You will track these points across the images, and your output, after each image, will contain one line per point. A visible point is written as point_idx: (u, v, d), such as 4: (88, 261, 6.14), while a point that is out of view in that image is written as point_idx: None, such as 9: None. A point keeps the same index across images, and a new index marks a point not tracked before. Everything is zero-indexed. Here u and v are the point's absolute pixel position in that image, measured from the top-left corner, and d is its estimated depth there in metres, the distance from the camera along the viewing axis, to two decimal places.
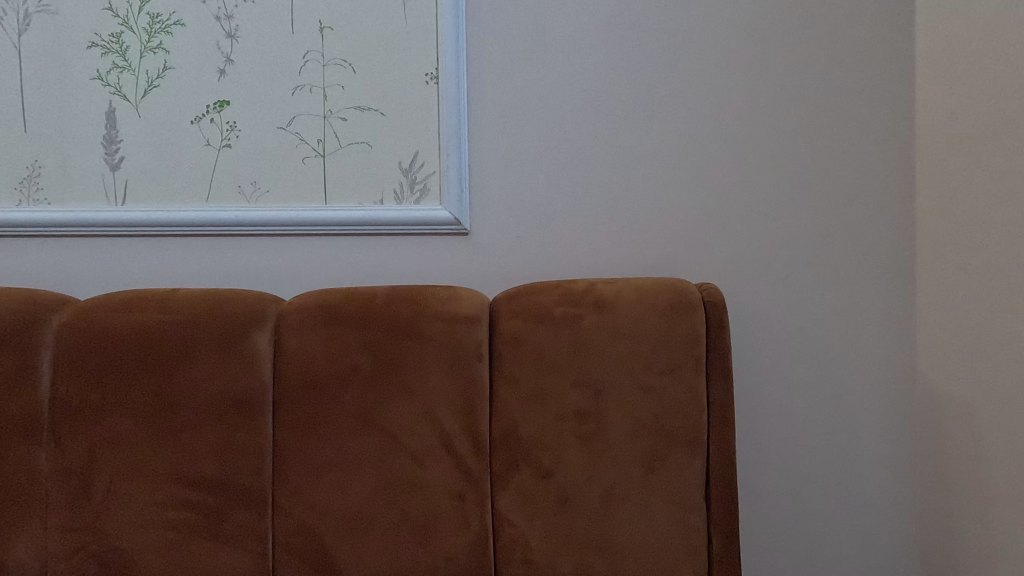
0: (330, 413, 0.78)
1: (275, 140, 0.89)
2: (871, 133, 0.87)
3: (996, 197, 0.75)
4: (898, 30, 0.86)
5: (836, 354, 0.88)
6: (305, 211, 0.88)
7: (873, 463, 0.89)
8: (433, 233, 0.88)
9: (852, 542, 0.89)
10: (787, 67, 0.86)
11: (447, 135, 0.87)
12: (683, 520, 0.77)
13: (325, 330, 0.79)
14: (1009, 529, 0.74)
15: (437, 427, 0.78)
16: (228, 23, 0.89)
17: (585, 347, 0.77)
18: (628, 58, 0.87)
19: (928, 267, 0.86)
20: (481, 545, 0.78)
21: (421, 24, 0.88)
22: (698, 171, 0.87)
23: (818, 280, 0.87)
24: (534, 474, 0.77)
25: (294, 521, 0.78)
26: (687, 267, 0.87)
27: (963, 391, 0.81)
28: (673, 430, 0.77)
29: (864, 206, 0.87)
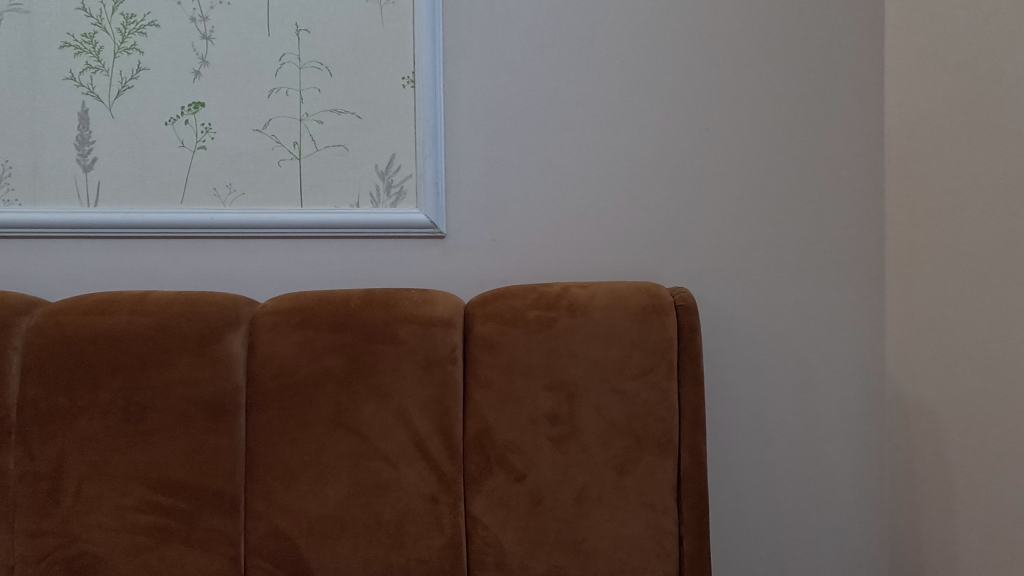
0: (303, 416, 0.78)
1: (250, 142, 0.89)
2: (842, 140, 0.88)
3: (962, 205, 0.77)
4: (869, 39, 0.87)
5: (808, 359, 0.89)
6: (281, 214, 0.88)
7: (842, 466, 0.90)
8: (410, 236, 0.88)
9: (823, 542, 0.90)
10: (761, 74, 0.87)
11: (424, 139, 0.87)
12: (654, 522, 0.78)
13: (298, 333, 0.79)
14: (975, 530, 0.76)
15: (410, 430, 0.78)
16: (204, 24, 0.88)
17: (558, 351, 0.78)
18: (603, 63, 0.87)
19: (897, 273, 0.88)
20: (455, 547, 0.78)
21: (398, 28, 0.88)
22: (672, 176, 0.88)
23: (789, 284, 0.89)
24: (508, 477, 0.78)
25: (266, 525, 0.78)
26: (661, 271, 0.88)
27: (930, 394, 0.82)
28: (645, 432, 0.78)
29: (835, 211, 0.88)
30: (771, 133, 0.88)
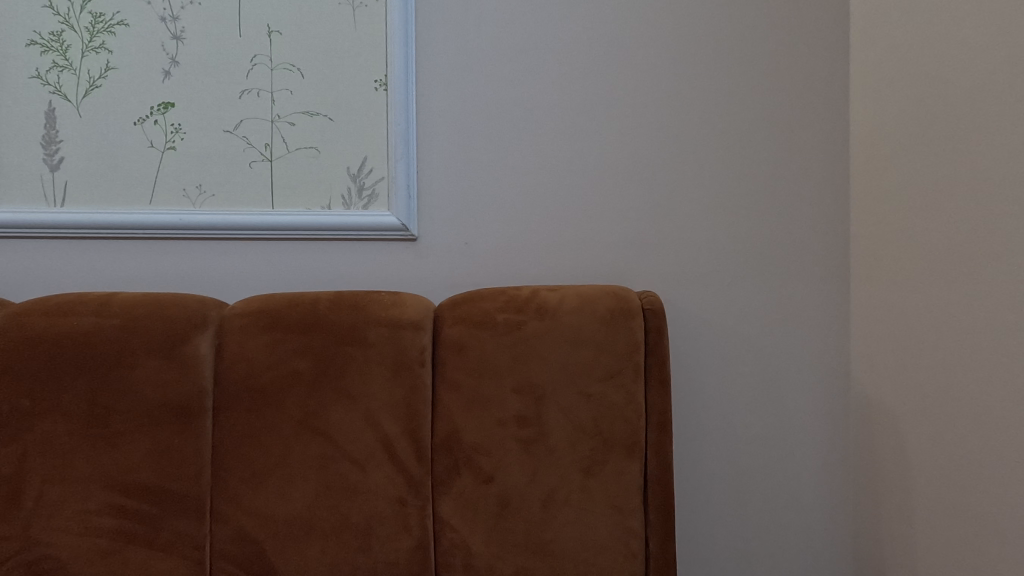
0: (271, 418, 0.78)
1: (221, 144, 0.88)
2: (808, 146, 0.90)
3: (920, 213, 0.78)
4: (834, 49, 0.89)
5: (774, 361, 0.91)
6: (252, 216, 0.88)
7: (807, 467, 0.92)
8: (382, 239, 0.89)
9: (789, 543, 0.92)
10: (729, 81, 0.89)
11: (396, 142, 0.88)
12: (621, 523, 0.79)
13: (266, 335, 0.79)
14: (933, 530, 0.77)
15: (378, 432, 0.78)
16: (174, 24, 0.88)
17: (526, 353, 0.78)
18: (575, 69, 0.88)
19: (861, 278, 0.89)
20: (423, 549, 0.78)
21: (370, 31, 0.88)
22: (642, 181, 0.89)
23: (757, 288, 0.90)
24: (476, 479, 0.78)
25: (232, 528, 0.78)
26: (630, 275, 0.89)
27: (891, 397, 0.84)
28: (612, 435, 0.79)
29: (801, 217, 0.90)
30: (738, 139, 0.89)
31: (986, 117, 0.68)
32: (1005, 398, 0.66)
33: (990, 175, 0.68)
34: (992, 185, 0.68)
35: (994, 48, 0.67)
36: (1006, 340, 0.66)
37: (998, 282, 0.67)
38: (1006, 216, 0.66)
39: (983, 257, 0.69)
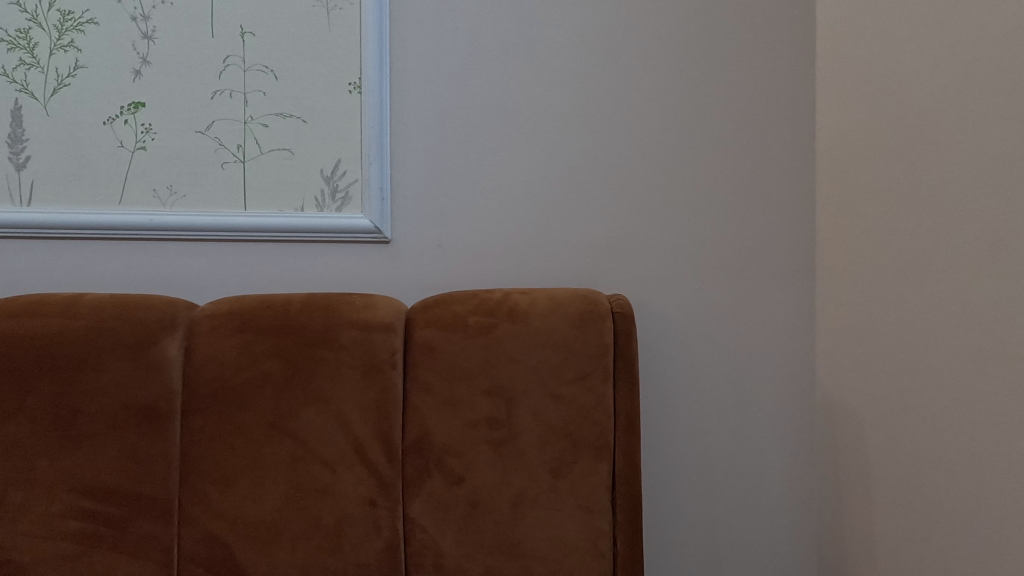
0: (240, 420, 0.78)
1: (192, 144, 0.88)
2: (775, 153, 0.92)
3: (874, 219, 0.80)
4: (801, 58, 0.91)
5: (741, 364, 0.93)
6: (224, 217, 0.87)
7: (774, 467, 0.94)
8: (355, 241, 0.89)
9: (755, 541, 0.94)
10: (698, 88, 0.90)
11: (369, 144, 0.88)
12: (589, 523, 0.80)
13: (237, 337, 0.79)
14: (890, 528, 0.79)
15: (349, 434, 0.79)
16: (145, 23, 0.87)
17: (497, 356, 0.79)
18: (547, 75, 0.89)
19: (825, 282, 0.91)
20: (393, 550, 0.79)
21: (345, 33, 0.88)
22: (614, 186, 0.90)
23: (725, 292, 0.92)
24: (446, 480, 0.79)
25: (200, 530, 0.77)
26: (602, 278, 0.91)
27: (851, 399, 0.86)
28: (581, 436, 0.80)
29: (768, 222, 0.92)
30: (707, 146, 0.91)
31: (933, 128, 0.70)
32: (952, 401, 0.68)
33: (937, 184, 0.70)
34: (937, 193, 0.70)
35: (941, 61, 0.69)
36: (951, 344, 0.68)
37: (946, 287, 0.69)
38: (951, 224, 0.68)
39: (932, 264, 0.71)
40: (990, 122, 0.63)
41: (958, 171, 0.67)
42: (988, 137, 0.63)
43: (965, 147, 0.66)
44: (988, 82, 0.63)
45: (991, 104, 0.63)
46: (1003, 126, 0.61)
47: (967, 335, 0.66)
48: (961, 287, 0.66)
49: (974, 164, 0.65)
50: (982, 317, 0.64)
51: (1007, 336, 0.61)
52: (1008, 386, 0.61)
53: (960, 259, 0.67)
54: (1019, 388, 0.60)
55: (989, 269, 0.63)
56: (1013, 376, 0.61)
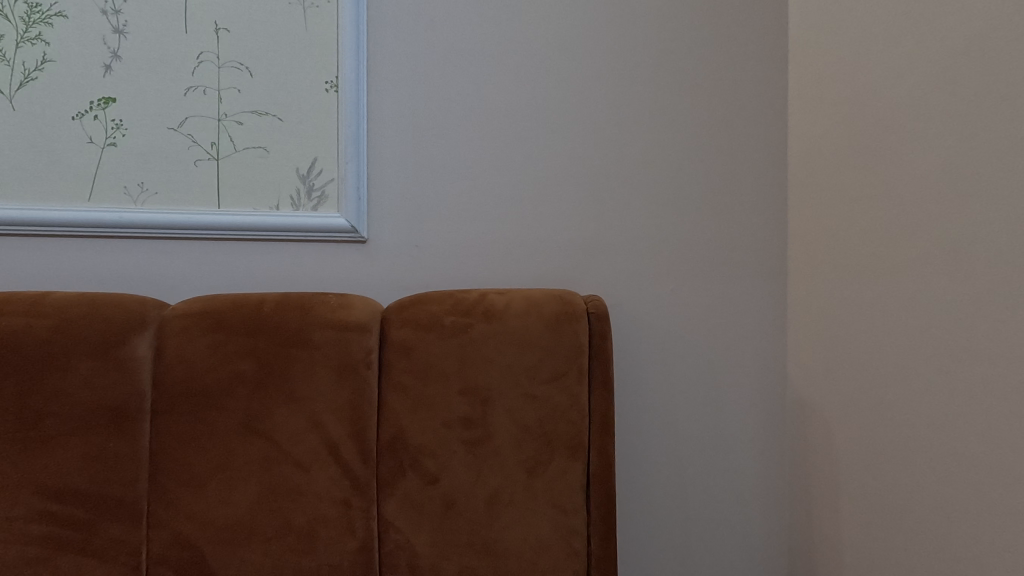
0: (211, 421, 0.77)
1: (165, 141, 0.87)
2: (749, 157, 0.93)
3: (842, 223, 0.82)
4: (773, 64, 0.93)
5: (714, 364, 0.94)
6: (197, 215, 0.86)
7: (746, 465, 0.95)
8: (331, 241, 0.88)
9: (728, 538, 0.95)
10: (674, 92, 0.92)
11: (346, 143, 0.88)
12: (564, 522, 0.80)
13: (209, 336, 0.78)
14: (855, 525, 0.81)
15: (323, 434, 0.78)
16: (116, 18, 0.86)
17: (473, 356, 0.79)
18: (525, 77, 0.90)
19: (796, 284, 0.93)
20: (366, 550, 0.78)
21: (321, 32, 0.88)
22: (590, 188, 0.91)
23: (699, 293, 0.93)
24: (421, 480, 0.79)
25: (170, 532, 0.76)
26: (578, 278, 0.91)
27: (819, 399, 0.88)
28: (556, 436, 0.80)
29: (741, 224, 0.93)
30: (682, 149, 0.92)
31: (897, 133, 0.71)
32: (911, 400, 0.70)
33: (900, 188, 0.71)
34: (897, 198, 0.71)
35: (904, 69, 0.70)
36: (911, 344, 0.70)
37: (906, 289, 0.70)
38: (912, 228, 0.69)
39: (893, 266, 0.72)
40: (949, 128, 0.64)
41: (918, 176, 0.68)
42: (946, 143, 0.64)
43: (925, 152, 0.67)
44: (945, 89, 0.64)
45: (950, 111, 0.64)
46: (960, 132, 0.63)
47: (926, 336, 0.67)
48: (921, 289, 0.68)
49: (933, 169, 0.66)
50: (938, 319, 0.66)
51: (963, 337, 0.63)
52: (965, 387, 0.62)
53: (920, 262, 0.68)
54: (972, 388, 0.62)
55: (948, 273, 0.64)
56: (969, 376, 0.62)
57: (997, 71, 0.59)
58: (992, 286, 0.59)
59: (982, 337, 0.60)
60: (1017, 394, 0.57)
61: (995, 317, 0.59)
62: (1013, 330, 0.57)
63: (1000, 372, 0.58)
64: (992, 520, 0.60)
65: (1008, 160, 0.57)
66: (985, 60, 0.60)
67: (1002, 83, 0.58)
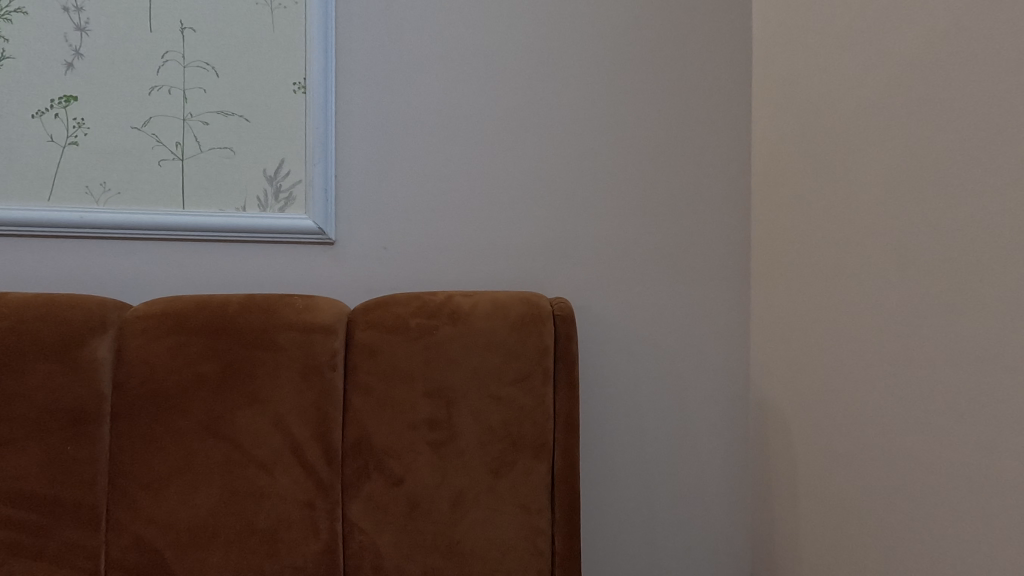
0: (173, 422, 0.77)
1: (128, 141, 0.86)
2: (713, 161, 0.95)
3: (797, 227, 0.83)
4: (737, 71, 0.95)
5: (679, 366, 0.96)
6: (161, 215, 0.86)
7: (710, 465, 0.97)
8: (298, 242, 0.88)
9: (692, 537, 0.97)
10: (638, 97, 0.93)
11: (313, 145, 0.88)
12: (528, 522, 0.81)
13: (170, 338, 0.77)
14: (807, 524, 0.82)
15: (287, 435, 0.78)
16: (78, 15, 0.85)
17: (438, 357, 0.80)
18: (491, 80, 0.91)
19: (758, 287, 0.95)
20: (331, 552, 0.78)
21: (289, 32, 0.88)
22: (558, 192, 0.92)
23: (663, 295, 0.95)
24: (385, 482, 0.79)
25: (129, 536, 0.76)
26: (544, 281, 0.92)
27: (778, 400, 0.90)
28: (520, 436, 0.81)
29: (705, 228, 0.95)
30: (647, 154, 0.94)
31: (839, 139, 0.73)
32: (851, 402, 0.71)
33: (840, 193, 0.72)
34: (838, 202, 0.73)
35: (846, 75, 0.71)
36: (850, 346, 0.71)
37: (844, 292, 0.72)
38: (850, 232, 0.70)
39: (836, 270, 0.74)
40: (882, 132, 0.65)
41: (856, 180, 0.69)
42: (879, 147, 0.65)
43: (861, 156, 0.68)
44: (877, 96, 0.65)
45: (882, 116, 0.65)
46: (891, 134, 0.63)
47: (862, 338, 0.69)
48: (858, 292, 0.69)
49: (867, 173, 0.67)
50: (871, 322, 0.67)
51: (892, 340, 0.64)
52: (894, 388, 0.63)
53: (857, 266, 0.69)
54: (899, 388, 0.63)
55: (879, 277, 0.65)
56: (897, 378, 0.63)
57: (922, 75, 0.59)
58: (919, 289, 0.60)
59: (907, 338, 0.61)
60: (937, 394, 0.58)
61: (918, 320, 0.60)
62: (936, 332, 0.58)
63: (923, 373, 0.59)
64: (917, 519, 0.61)
65: (932, 164, 0.58)
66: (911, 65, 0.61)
67: (922, 89, 0.59)
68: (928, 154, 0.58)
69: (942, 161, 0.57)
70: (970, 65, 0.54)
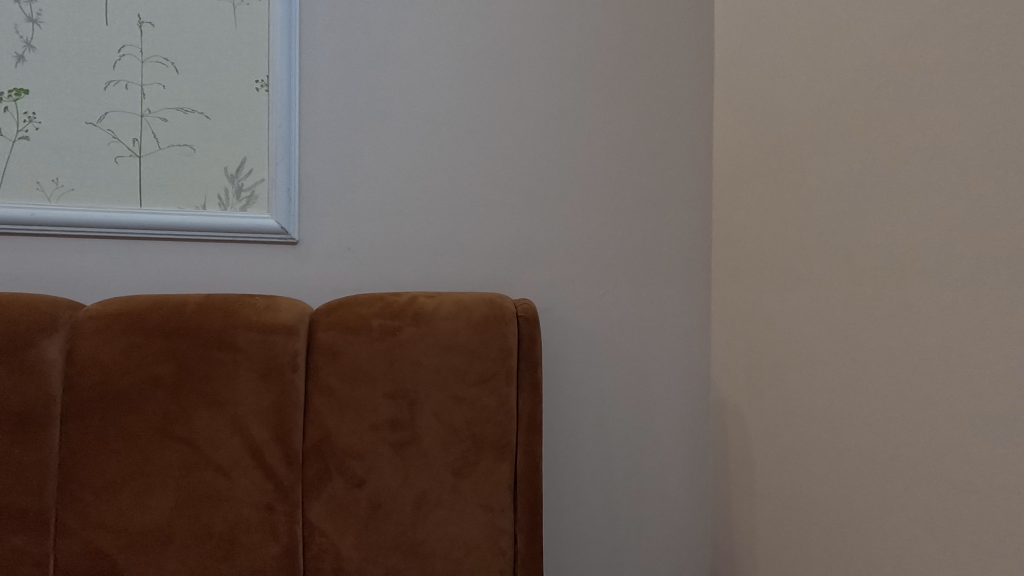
0: (127, 425, 0.75)
1: (82, 136, 0.84)
2: (675, 165, 0.97)
3: (757, 229, 0.85)
4: (700, 77, 0.97)
5: (641, 366, 0.98)
6: (117, 213, 0.84)
7: (671, 463, 0.99)
8: (261, 242, 0.87)
9: (654, 534, 0.99)
10: (603, 101, 0.95)
11: (276, 144, 0.87)
12: (491, 522, 0.81)
13: (125, 339, 0.76)
14: (766, 522, 0.84)
15: (246, 437, 0.77)
16: (30, 6, 0.83)
17: (401, 358, 0.80)
18: (458, 82, 0.91)
19: (719, 288, 0.97)
20: (290, 555, 0.78)
21: (252, 29, 0.87)
22: (523, 195, 0.93)
23: (626, 296, 0.96)
24: (346, 483, 0.79)
25: (79, 542, 0.74)
26: (509, 283, 0.93)
27: (736, 399, 0.92)
28: (483, 437, 0.81)
29: (667, 230, 0.97)
30: (611, 157, 0.95)
31: (796, 147, 0.75)
32: (807, 403, 0.74)
33: (799, 200, 0.75)
34: (797, 209, 0.75)
35: (804, 86, 0.73)
36: (807, 347, 0.74)
37: (802, 296, 0.74)
38: (806, 239, 0.73)
39: (793, 274, 0.76)
40: (836, 139, 0.67)
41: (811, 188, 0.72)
42: (832, 158, 0.68)
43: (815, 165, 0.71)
44: (831, 108, 0.68)
45: (835, 128, 0.67)
46: (844, 141, 0.65)
47: (816, 340, 0.71)
48: (813, 296, 0.72)
49: (822, 181, 0.70)
50: (824, 325, 0.70)
51: (844, 343, 0.66)
52: (844, 389, 0.66)
53: (812, 272, 0.72)
54: (850, 390, 0.65)
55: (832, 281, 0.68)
56: (848, 381, 0.65)
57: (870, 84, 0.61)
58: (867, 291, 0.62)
59: (857, 342, 0.64)
60: (881, 395, 0.60)
61: (865, 325, 0.62)
62: (881, 334, 0.60)
63: (869, 376, 0.62)
64: (867, 517, 0.63)
65: (880, 170, 0.60)
66: (862, 75, 0.63)
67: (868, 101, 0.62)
68: (874, 161, 0.61)
69: (889, 167, 0.59)
70: (914, 73, 0.56)
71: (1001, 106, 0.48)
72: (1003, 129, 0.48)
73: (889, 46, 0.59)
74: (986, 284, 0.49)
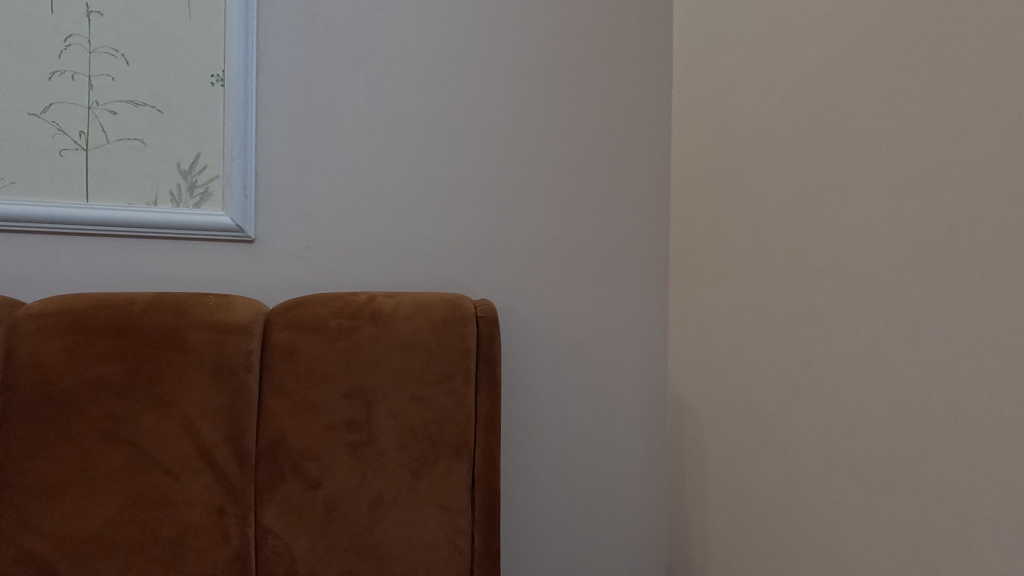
0: (69, 427, 0.73)
1: (25, 128, 0.81)
2: (633, 168, 0.99)
3: (710, 233, 0.88)
4: (657, 83, 0.99)
5: (599, 366, 0.99)
6: (62, 208, 0.81)
7: (628, 461, 1.01)
8: (214, 239, 0.86)
9: (611, 532, 1.01)
10: (563, 105, 0.96)
11: (231, 140, 0.85)
12: (448, 522, 0.81)
13: (68, 339, 0.73)
14: (717, 518, 0.87)
15: (196, 439, 0.75)
16: None
17: (358, 358, 0.79)
18: (418, 82, 0.91)
19: (675, 290, 0.99)
20: (241, 559, 0.76)
21: (207, 22, 0.85)
22: (483, 196, 0.94)
23: (584, 297, 0.98)
24: (301, 484, 0.78)
25: (15, 549, 0.71)
26: (468, 283, 0.94)
27: (690, 398, 0.94)
28: (441, 437, 0.81)
29: (625, 232, 0.99)
30: (570, 160, 0.97)
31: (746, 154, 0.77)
32: (753, 401, 0.76)
33: (747, 205, 0.77)
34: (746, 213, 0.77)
35: (752, 95, 0.76)
36: (754, 347, 0.76)
37: (749, 298, 0.77)
38: (753, 243, 0.75)
39: (742, 277, 0.79)
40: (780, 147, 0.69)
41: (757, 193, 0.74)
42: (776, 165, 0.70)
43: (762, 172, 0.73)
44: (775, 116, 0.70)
45: (779, 136, 0.69)
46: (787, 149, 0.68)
47: (761, 340, 0.74)
48: (759, 298, 0.74)
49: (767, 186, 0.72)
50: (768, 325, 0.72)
51: (786, 343, 0.68)
52: (786, 389, 0.68)
53: (759, 275, 0.74)
54: (790, 389, 0.68)
55: (776, 283, 0.70)
56: (789, 380, 0.68)
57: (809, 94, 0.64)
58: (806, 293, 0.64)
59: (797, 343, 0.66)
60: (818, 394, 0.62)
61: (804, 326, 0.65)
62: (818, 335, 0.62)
63: (808, 375, 0.64)
64: (805, 512, 0.65)
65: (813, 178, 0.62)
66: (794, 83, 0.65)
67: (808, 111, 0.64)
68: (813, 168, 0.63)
69: (822, 175, 0.61)
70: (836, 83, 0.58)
71: (916, 113, 0.49)
72: (916, 137, 0.49)
73: (822, 56, 0.61)
74: (899, 287, 0.50)
